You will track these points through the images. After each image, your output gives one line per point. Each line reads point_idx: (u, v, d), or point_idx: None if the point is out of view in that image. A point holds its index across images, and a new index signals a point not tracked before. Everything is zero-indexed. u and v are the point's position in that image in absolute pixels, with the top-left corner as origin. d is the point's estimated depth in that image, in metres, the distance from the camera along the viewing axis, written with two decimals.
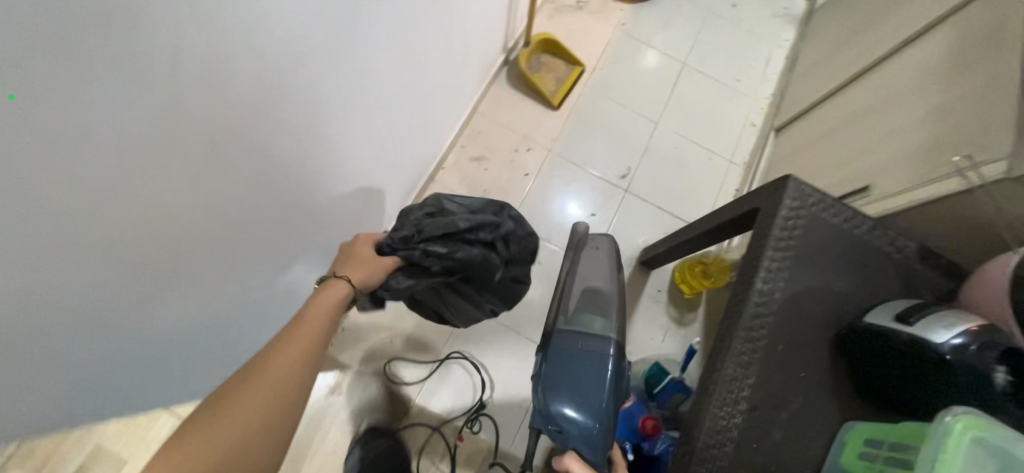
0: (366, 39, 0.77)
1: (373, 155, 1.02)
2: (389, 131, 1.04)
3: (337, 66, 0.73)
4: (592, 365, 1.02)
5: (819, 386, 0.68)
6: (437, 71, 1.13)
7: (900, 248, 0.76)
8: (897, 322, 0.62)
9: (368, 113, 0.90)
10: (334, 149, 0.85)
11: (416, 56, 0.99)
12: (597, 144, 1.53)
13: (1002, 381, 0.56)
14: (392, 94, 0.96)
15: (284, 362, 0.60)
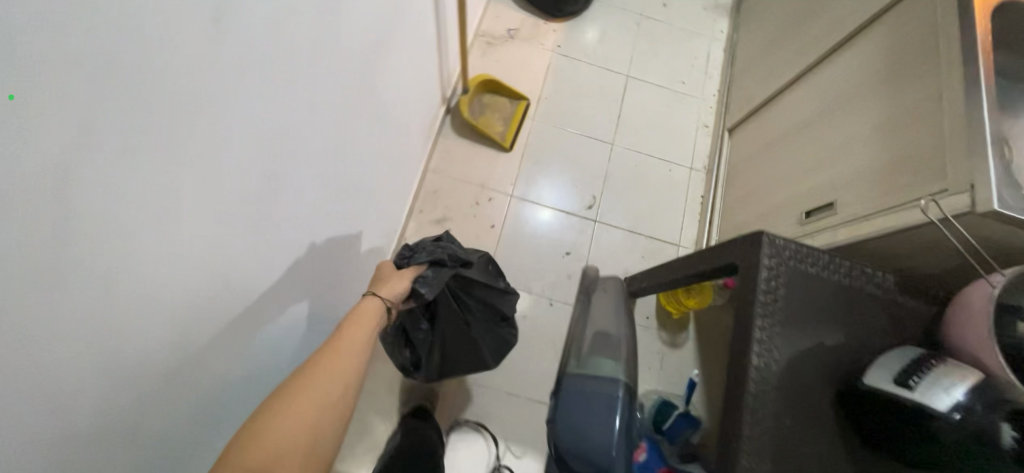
0: (305, 178, 0.70)
1: (332, 271, 0.93)
2: (346, 240, 0.96)
3: (280, 223, 0.65)
4: (598, 408, 1.03)
5: (831, 453, 0.68)
6: (382, 157, 1.05)
7: (881, 284, 0.76)
8: (897, 386, 0.63)
9: (319, 239, 0.82)
10: (291, 293, 0.77)
11: (361, 158, 0.91)
12: (558, 177, 1.49)
13: (1009, 438, 0.57)
14: (343, 206, 0.89)
15: (345, 365, 0.62)
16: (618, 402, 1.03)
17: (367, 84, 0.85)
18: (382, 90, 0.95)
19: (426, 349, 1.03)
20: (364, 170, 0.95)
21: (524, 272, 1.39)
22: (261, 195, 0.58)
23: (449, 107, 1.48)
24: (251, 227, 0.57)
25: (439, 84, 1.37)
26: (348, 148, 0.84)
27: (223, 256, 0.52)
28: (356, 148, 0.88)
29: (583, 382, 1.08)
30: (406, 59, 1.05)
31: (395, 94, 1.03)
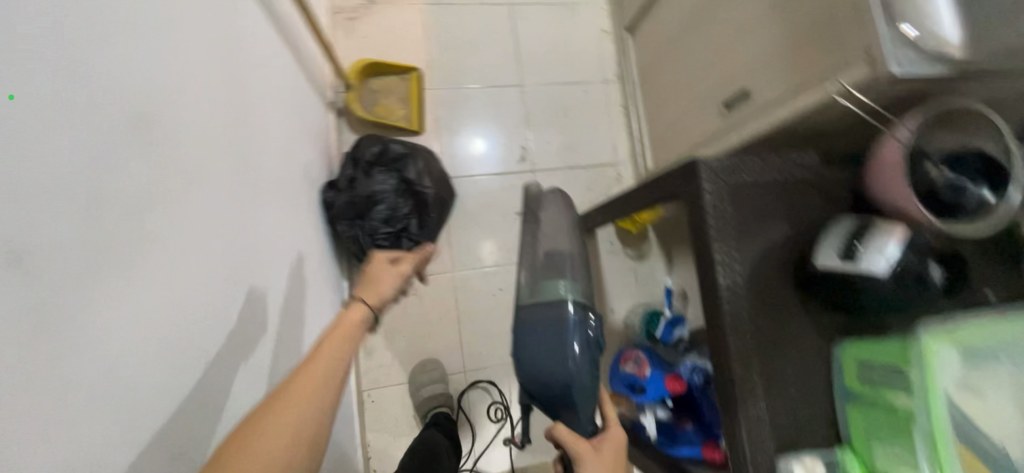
0: (219, 290, 0.62)
1: (293, 350, 0.88)
2: (293, 311, 0.90)
3: (216, 357, 0.59)
4: (558, 341, 0.81)
5: (805, 333, 0.75)
6: (287, 209, 0.94)
7: (807, 167, 0.80)
8: (844, 263, 0.69)
9: (267, 335, 0.76)
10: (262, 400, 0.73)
11: (267, 229, 0.82)
12: (481, 141, 1.41)
13: (939, 278, 0.64)
14: (274, 284, 0.82)
15: (320, 389, 0.54)
16: (571, 323, 0.82)
17: (239, 155, 0.74)
18: (259, 144, 0.83)
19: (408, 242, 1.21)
20: (275, 233, 0.86)
21: (484, 249, 1.36)
22: (183, 354, 0.52)
23: (338, 109, 1.32)
24: (186, 389, 0.52)
25: (315, 92, 1.20)
26: (248, 230, 0.74)
27: (168, 435, 0.48)
28: (258, 222, 0.78)
29: (534, 315, 0.84)
30: (268, 92, 0.90)
31: (273, 138, 0.90)
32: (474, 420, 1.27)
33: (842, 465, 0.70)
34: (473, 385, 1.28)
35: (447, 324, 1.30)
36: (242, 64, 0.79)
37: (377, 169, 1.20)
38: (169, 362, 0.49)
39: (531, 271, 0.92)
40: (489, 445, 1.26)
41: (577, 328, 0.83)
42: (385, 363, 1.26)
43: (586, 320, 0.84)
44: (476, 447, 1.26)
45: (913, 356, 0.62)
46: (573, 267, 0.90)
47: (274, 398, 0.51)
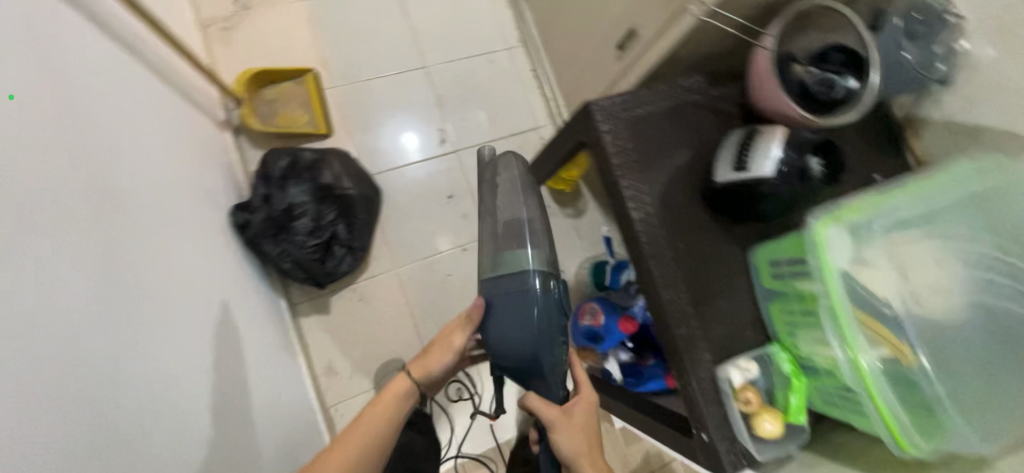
0: (103, 333, 0.58)
1: (231, 384, 0.84)
2: (222, 345, 0.86)
3: (112, 403, 0.56)
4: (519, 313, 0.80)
5: (719, 246, 0.80)
6: (191, 238, 0.89)
7: (695, 89, 0.83)
8: (738, 172, 0.72)
9: (188, 378, 0.73)
10: (197, 446, 0.70)
11: (167, 268, 0.77)
12: (396, 131, 1.37)
13: (818, 168, 0.69)
14: (188, 322, 0.78)
15: (349, 455, 0.75)
16: (535, 296, 0.81)
17: (109, 199, 0.68)
18: (135, 182, 0.77)
19: (342, 250, 1.18)
20: (178, 265, 0.81)
21: (422, 239, 1.34)
22: (62, 406, 0.49)
23: (234, 126, 1.24)
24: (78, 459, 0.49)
25: (202, 112, 1.12)
26: (139, 268, 0.70)
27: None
28: (151, 264, 0.73)
29: (497, 289, 0.83)
30: (135, 124, 0.83)
31: (154, 172, 0.84)
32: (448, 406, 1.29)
33: (774, 359, 0.75)
34: None
35: (400, 321, 1.28)
36: (90, 101, 0.72)
37: (290, 181, 1.13)
38: (46, 435, 0.46)
39: (493, 246, 0.88)
40: (468, 425, 1.29)
41: (541, 301, 0.81)
42: (347, 373, 1.23)
43: (551, 291, 0.82)
44: (456, 430, 1.28)
45: (809, 246, 0.65)
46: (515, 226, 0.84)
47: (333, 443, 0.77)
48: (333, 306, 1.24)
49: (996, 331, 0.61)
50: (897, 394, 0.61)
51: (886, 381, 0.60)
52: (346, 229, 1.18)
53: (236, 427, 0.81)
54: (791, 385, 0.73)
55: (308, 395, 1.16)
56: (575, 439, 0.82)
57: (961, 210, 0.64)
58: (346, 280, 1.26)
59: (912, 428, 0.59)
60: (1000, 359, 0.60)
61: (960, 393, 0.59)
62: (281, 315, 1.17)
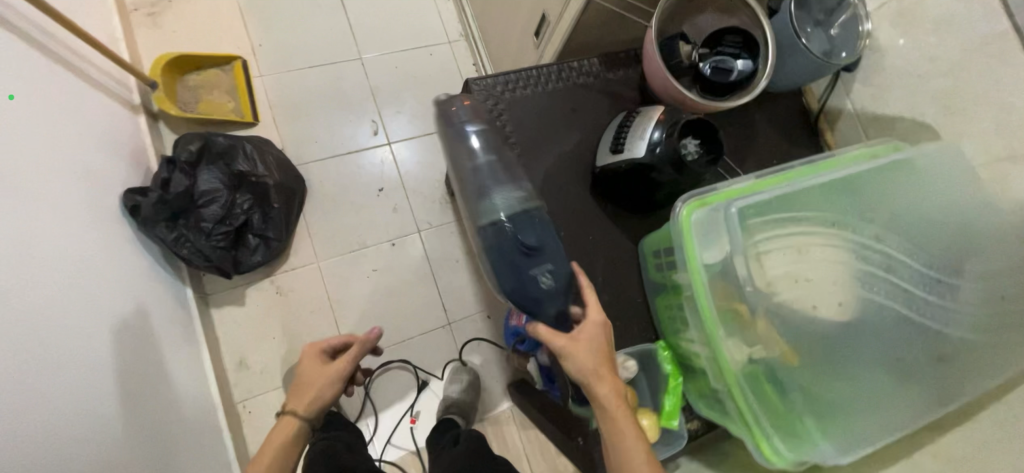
0: None
1: (100, 376, 0.80)
2: (94, 336, 0.82)
3: None
4: (512, 247, 0.64)
5: (606, 236, 0.75)
6: (75, 218, 0.86)
7: (589, 72, 0.79)
8: (615, 155, 0.68)
9: (40, 368, 0.70)
10: (42, 436, 0.66)
11: (17, 254, 0.72)
12: (327, 121, 1.34)
13: (692, 150, 0.65)
14: (42, 312, 0.73)
15: None
16: (494, 244, 0.64)
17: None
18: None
19: (257, 239, 1.15)
20: (48, 244, 0.78)
21: (348, 232, 1.29)
22: None
23: (153, 111, 1.21)
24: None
25: (111, 95, 1.09)
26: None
27: None
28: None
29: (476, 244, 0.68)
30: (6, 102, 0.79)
31: (21, 152, 0.78)
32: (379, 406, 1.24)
33: (656, 357, 0.70)
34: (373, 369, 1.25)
35: (320, 316, 1.24)
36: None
37: (201, 166, 1.11)
38: None
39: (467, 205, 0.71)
40: (391, 426, 1.23)
41: (501, 241, 0.64)
42: (261, 368, 1.18)
43: (515, 226, 0.64)
44: (376, 431, 1.22)
45: (675, 232, 0.60)
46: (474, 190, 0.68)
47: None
48: (248, 298, 1.20)
49: (862, 326, 0.56)
50: (761, 397, 0.55)
51: (748, 384, 0.55)
52: (263, 220, 1.15)
53: (101, 413, 0.77)
54: (667, 385, 0.68)
55: (213, 390, 1.11)
56: (585, 361, 0.59)
57: (831, 196, 0.59)
58: (262, 272, 1.22)
59: (774, 434, 0.55)
60: (861, 355, 0.55)
61: (819, 393, 0.55)
62: (188, 305, 1.12)
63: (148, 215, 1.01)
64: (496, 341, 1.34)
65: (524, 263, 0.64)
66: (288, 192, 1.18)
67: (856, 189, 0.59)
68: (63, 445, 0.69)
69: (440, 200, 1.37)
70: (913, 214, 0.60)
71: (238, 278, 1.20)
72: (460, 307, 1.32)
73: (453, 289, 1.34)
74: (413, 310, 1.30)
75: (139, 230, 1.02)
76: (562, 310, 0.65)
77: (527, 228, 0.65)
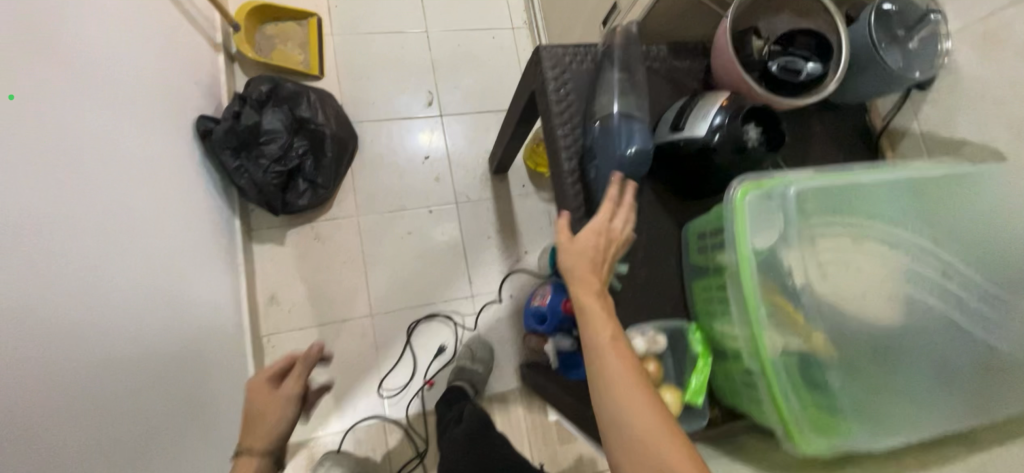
0: (25, 181, 0.64)
1: (144, 281, 0.85)
2: (143, 241, 0.87)
3: (19, 237, 0.62)
4: (582, 148, 0.73)
5: (651, 215, 0.75)
6: (154, 135, 0.95)
7: (655, 57, 0.81)
8: (673, 133, 0.69)
9: (104, 259, 0.76)
10: (97, 318, 0.73)
11: (93, 152, 0.78)
12: (386, 86, 1.39)
13: (754, 137, 0.65)
14: (103, 207, 0.78)
15: None
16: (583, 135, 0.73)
17: (26, 61, 0.68)
18: (69, 56, 0.77)
19: (307, 183, 1.20)
20: (129, 153, 0.87)
21: (389, 193, 1.34)
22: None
23: (231, 53, 1.29)
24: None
25: (199, 31, 1.18)
26: (82, 143, 0.76)
27: None
28: (72, 142, 0.74)
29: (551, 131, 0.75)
30: (101, 17, 0.86)
31: (118, 68, 0.88)
32: (417, 354, 1.28)
33: (687, 336, 0.69)
34: (433, 315, 1.31)
35: (351, 269, 1.28)
36: None
37: (267, 108, 1.17)
38: None
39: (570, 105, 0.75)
40: (419, 379, 1.26)
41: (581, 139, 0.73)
42: (288, 307, 1.23)
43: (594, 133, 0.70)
44: (404, 382, 1.25)
45: (727, 213, 0.60)
46: (558, 101, 0.75)
47: None
48: (289, 239, 1.25)
49: (908, 328, 0.55)
50: (796, 382, 0.55)
51: (784, 366, 0.55)
52: (315, 168, 1.20)
53: (144, 311, 0.84)
54: (696, 364, 0.67)
55: (243, 318, 1.16)
56: (574, 265, 0.61)
57: (894, 198, 0.58)
58: (303, 217, 1.26)
59: (804, 419, 0.55)
60: (902, 354, 0.55)
61: (853, 383, 0.55)
62: (234, 234, 1.18)
63: (217, 142, 1.08)
64: (515, 323, 1.35)
65: (588, 161, 0.72)
66: (340, 147, 1.22)
67: (922, 193, 0.59)
68: (112, 330, 0.75)
69: (480, 177, 1.40)
70: (978, 225, 0.58)
71: (282, 219, 1.25)
72: (484, 282, 1.35)
73: (482, 264, 1.36)
74: (440, 278, 1.33)
75: (209, 155, 1.10)
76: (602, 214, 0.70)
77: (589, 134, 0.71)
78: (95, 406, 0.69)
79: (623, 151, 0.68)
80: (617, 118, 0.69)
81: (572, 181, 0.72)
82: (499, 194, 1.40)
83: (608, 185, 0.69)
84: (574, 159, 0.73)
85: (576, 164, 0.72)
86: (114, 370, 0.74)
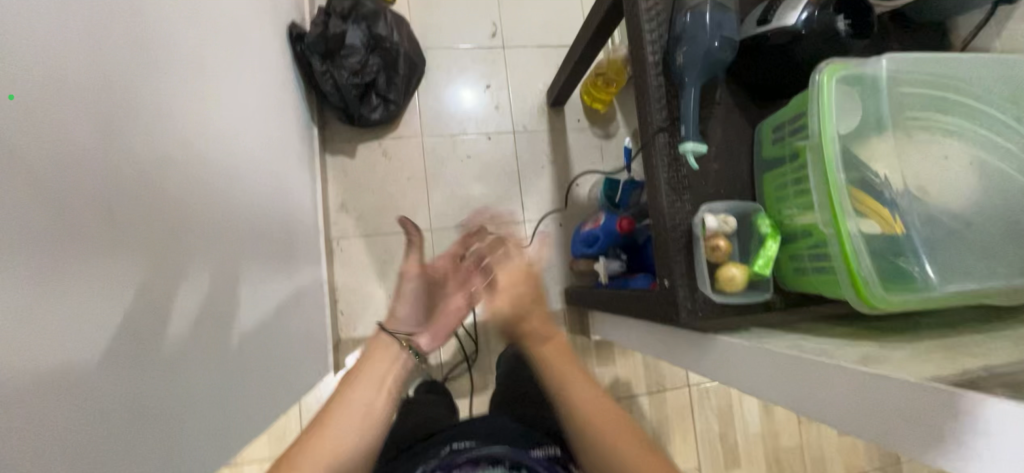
0: (202, 61, 0.74)
1: (261, 166, 0.95)
2: (261, 133, 0.97)
3: (201, 107, 0.72)
4: (668, 41, 0.76)
5: (729, 113, 0.78)
6: (266, 40, 1.03)
7: None
8: (760, 26, 0.72)
9: (240, 137, 0.86)
10: (238, 186, 0.83)
11: (234, 46, 0.87)
12: (453, 14, 1.44)
13: (843, 28, 0.68)
14: (240, 93, 0.88)
15: (331, 440, 0.62)
16: (669, 31, 0.77)
17: None
18: None
19: (379, 98, 1.28)
20: (252, 51, 0.96)
21: (451, 118, 1.40)
22: (186, 94, 0.68)
23: None
24: (125, 104, 0.53)
25: None
26: (229, 36, 0.85)
27: (175, 132, 0.63)
28: (224, 34, 0.83)
29: (638, 28, 0.78)
30: None
31: None
32: None
33: (757, 220, 0.74)
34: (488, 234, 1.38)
35: (413, 185, 1.36)
36: None
37: (350, 20, 1.20)
38: (179, 105, 0.65)
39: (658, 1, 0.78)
40: None
41: (667, 34, 0.77)
42: (358, 216, 1.33)
43: (684, 24, 0.73)
44: None
45: (812, 97, 0.62)
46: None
47: (314, 422, 0.64)
48: (359, 153, 1.34)
49: (1003, 207, 0.56)
50: (873, 247, 0.58)
51: (864, 228, 0.58)
52: (388, 84, 1.27)
53: (262, 193, 0.94)
54: (764, 243, 0.72)
55: (319, 219, 1.26)
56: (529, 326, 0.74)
57: (990, 81, 0.59)
58: (371, 133, 1.35)
59: (874, 273, 0.58)
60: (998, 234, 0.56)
61: (942, 254, 0.56)
62: (314, 142, 1.27)
63: (308, 48, 1.17)
64: (563, 249, 1.42)
65: (673, 53, 0.75)
66: (411, 67, 1.28)
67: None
68: (244, 200, 0.86)
69: (537, 109, 1.45)
70: None
71: (353, 134, 1.34)
72: (536, 208, 1.42)
73: (535, 192, 1.42)
74: (494, 201, 1.40)
75: (299, 59, 1.18)
76: (685, 104, 0.73)
77: (676, 28, 0.75)
78: (234, 255, 0.80)
79: (710, 41, 0.72)
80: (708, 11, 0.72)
81: (655, 73, 0.76)
82: (555, 127, 1.45)
83: (693, 74, 0.73)
84: (659, 53, 0.77)
85: (660, 58, 0.76)
86: (244, 232, 0.84)
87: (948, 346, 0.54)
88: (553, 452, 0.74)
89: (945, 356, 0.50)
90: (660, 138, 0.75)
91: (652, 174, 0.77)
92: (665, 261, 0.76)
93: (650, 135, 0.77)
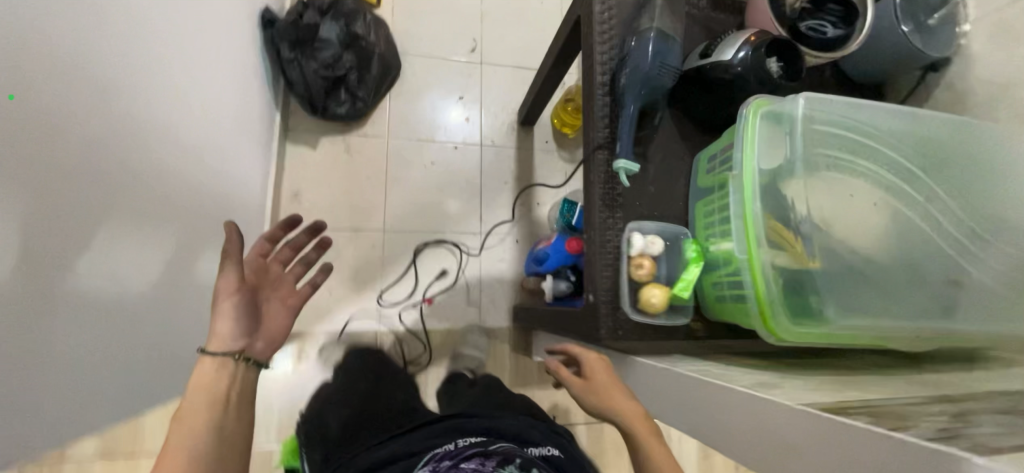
0: (161, 26, 0.74)
1: (212, 141, 0.94)
2: (219, 109, 0.96)
3: (151, 68, 0.71)
4: (617, 64, 0.78)
5: (671, 140, 0.80)
6: (238, 19, 1.04)
7: (696, 4, 0.86)
8: (701, 59, 0.75)
9: (193, 107, 0.85)
10: (180, 155, 0.82)
11: (203, 19, 0.87)
12: (436, 26, 1.47)
13: (773, 70, 0.71)
14: (201, 65, 0.88)
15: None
16: (618, 55, 0.79)
17: None
18: None
19: (348, 94, 1.28)
20: (222, 27, 0.96)
21: (420, 123, 1.41)
22: (136, 55, 0.67)
23: None
24: (51, 43, 0.51)
25: None
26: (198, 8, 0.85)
27: (112, 86, 0.62)
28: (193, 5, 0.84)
29: (590, 48, 0.81)
30: None
31: None
32: (420, 267, 1.35)
33: (684, 246, 0.75)
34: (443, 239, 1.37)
35: (373, 184, 1.35)
36: None
37: (327, 17, 1.22)
38: (124, 61, 0.64)
39: (613, 26, 0.80)
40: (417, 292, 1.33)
41: (617, 57, 0.79)
42: (312, 208, 1.30)
43: (631, 49, 0.76)
44: (404, 292, 1.32)
45: (738, 130, 0.64)
46: (602, 21, 0.80)
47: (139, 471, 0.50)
48: (321, 145, 1.33)
49: (899, 254, 0.59)
50: (783, 280, 0.59)
51: (777, 261, 0.60)
52: (358, 81, 1.27)
53: (207, 167, 0.92)
54: (688, 268, 0.73)
55: (268, 204, 1.23)
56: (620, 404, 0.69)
57: (899, 136, 0.62)
58: (336, 128, 1.34)
59: (781, 305, 0.59)
60: (893, 279, 0.59)
61: (844, 293, 0.58)
62: (275, 128, 1.26)
63: (279, 35, 1.17)
64: (516, 266, 1.40)
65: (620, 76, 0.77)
66: (383, 67, 1.29)
67: (933, 142, 0.62)
68: (184, 169, 0.84)
69: (508, 126, 1.47)
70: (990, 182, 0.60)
71: (319, 127, 1.34)
72: (494, 222, 1.41)
73: (495, 205, 1.42)
74: (453, 210, 1.39)
75: (269, 45, 1.19)
76: (625, 124, 0.75)
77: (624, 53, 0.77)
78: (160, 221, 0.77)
79: (653, 69, 0.74)
80: (655, 40, 0.75)
81: (601, 93, 0.78)
82: (523, 145, 1.47)
83: (635, 97, 0.75)
84: (607, 74, 0.79)
85: (608, 79, 0.78)
86: (177, 201, 0.82)
87: (842, 382, 0.55)
88: (553, 450, 0.69)
89: (836, 389, 0.51)
90: (598, 154, 0.76)
91: (589, 190, 0.78)
92: (591, 277, 0.76)
93: (590, 151, 0.78)
